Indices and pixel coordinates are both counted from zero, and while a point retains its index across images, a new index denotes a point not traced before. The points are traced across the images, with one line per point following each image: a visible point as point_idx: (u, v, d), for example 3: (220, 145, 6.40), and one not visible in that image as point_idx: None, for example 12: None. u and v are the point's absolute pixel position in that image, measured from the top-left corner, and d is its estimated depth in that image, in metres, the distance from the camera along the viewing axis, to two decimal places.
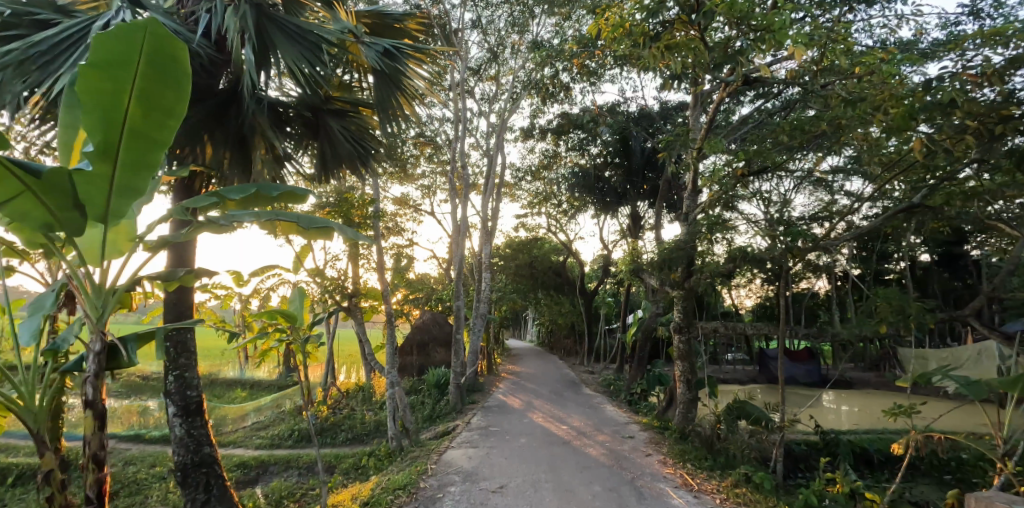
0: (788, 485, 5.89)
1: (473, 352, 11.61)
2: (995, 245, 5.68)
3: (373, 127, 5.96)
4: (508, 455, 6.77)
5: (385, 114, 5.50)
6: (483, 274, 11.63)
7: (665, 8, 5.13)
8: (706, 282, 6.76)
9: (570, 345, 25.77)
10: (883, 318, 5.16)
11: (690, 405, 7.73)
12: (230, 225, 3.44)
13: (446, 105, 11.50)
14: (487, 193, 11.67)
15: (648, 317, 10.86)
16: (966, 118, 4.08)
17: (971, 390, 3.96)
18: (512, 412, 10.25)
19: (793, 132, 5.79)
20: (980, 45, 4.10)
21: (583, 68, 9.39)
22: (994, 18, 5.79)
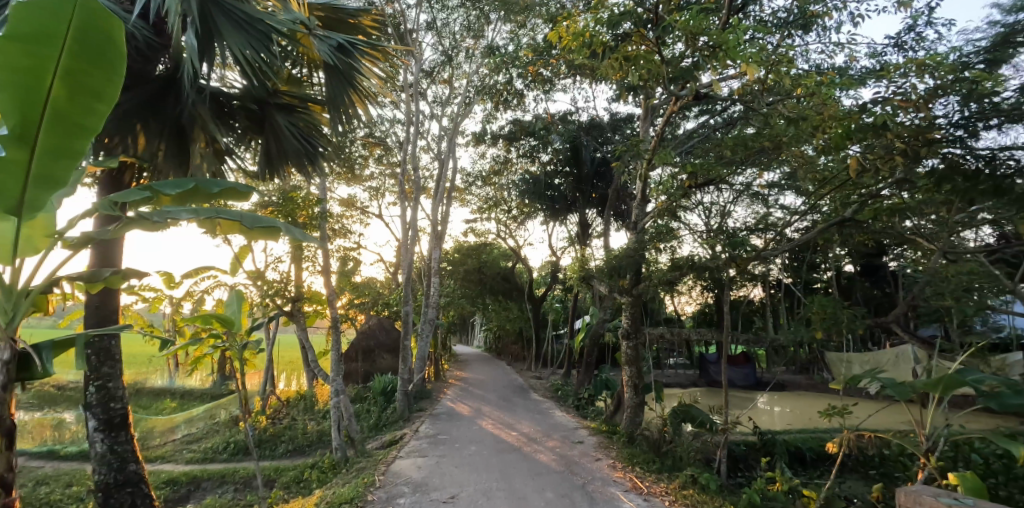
0: (731, 485, 6.12)
1: (421, 359, 11.36)
2: (912, 257, 6.14)
3: (324, 124, 5.70)
4: (458, 464, 6.64)
5: (335, 111, 5.32)
6: (432, 279, 11.43)
7: (622, 20, 5.22)
8: (654, 289, 6.93)
9: (518, 351, 25.85)
10: (818, 325, 5.45)
11: (637, 409, 7.89)
12: (163, 222, 3.16)
13: (397, 106, 11.25)
14: (438, 196, 11.50)
15: (595, 323, 10.98)
16: (896, 140, 4.40)
17: (900, 393, 4.15)
18: (461, 419, 10.10)
19: (736, 147, 6.03)
20: (908, 73, 4.44)
21: (538, 76, 9.45)
22: (916, 50, 6.30)
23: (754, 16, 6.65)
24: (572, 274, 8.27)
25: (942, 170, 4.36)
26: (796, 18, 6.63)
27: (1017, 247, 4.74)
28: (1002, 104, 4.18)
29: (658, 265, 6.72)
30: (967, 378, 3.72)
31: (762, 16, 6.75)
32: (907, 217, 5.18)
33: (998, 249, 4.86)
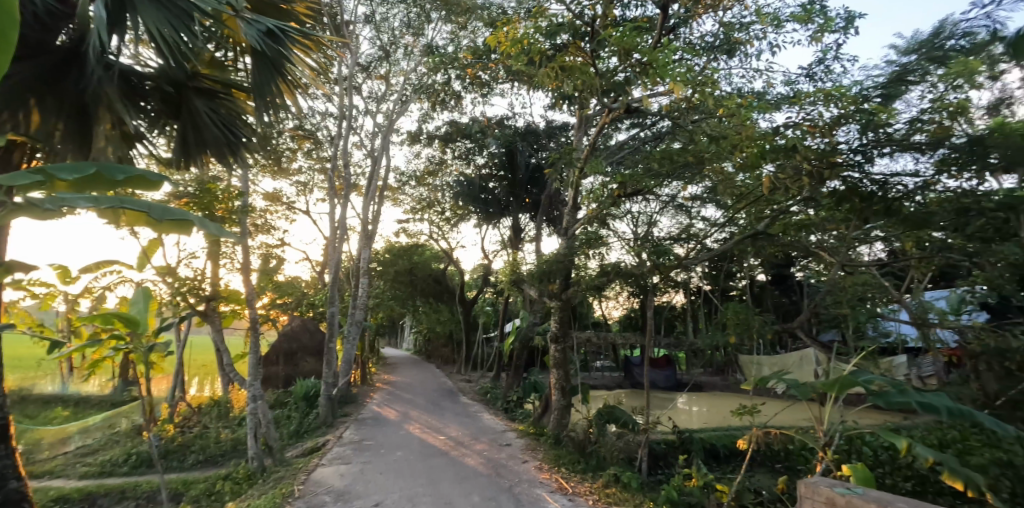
0: (651, 482, 6.41)
1: (347, 362, 10.96)
2: (816, 268, 6.73)
3: (249, 113, 5.34)
4: (383, 470, 6.47)
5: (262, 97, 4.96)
6: (361, 279, 11.06)
7: (560, 31, 5.35)
8: (583, 294, 7.13)
9: (447, 354, 25.62)
10: (732, 329, 5.83)
11: (564, 411, 8.08)
12: (55, 210, 2.86)
13: (330, 99, 10.82)
14: (369, 194, 11.17)
15: (525, 326, 11.11)
16: (805, 162, 4.80)
17: (801, 393, 4.55)
18: (387, 424, 9.83)
19: (664, 161, 6.28)
20: (817, 101, 4.88)
21: (476, 79, 9.46)
22: (824, 81, 6.95)
23: (683, 38, 7.05)
24: (503, 277, 8.31)
25: (842, 192, 4.87)
26: (721, 43, 7.10)
27: (902, 261, 5.33)
28: (893, 135, 4.73)
29: (587, 270, 6.94)
30: (859, 378, 4.13)
31: (691, 38, 7.17)
32: (810, 232, 5.67)
33: (886, 263, 5.45)
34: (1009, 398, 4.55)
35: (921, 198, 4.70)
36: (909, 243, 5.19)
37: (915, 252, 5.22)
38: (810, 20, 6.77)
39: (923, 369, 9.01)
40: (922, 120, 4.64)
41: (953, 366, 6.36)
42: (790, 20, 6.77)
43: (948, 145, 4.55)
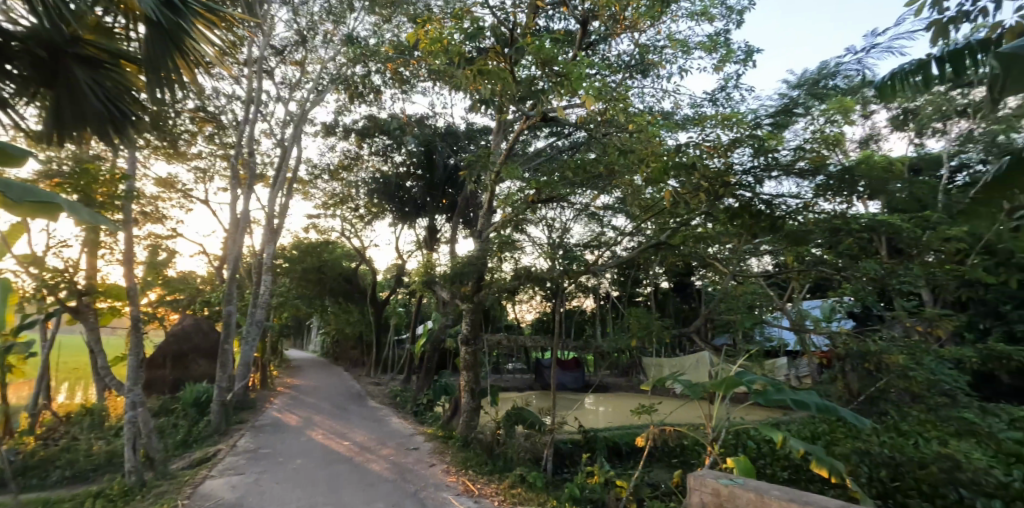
0: (555, 480, 6.60)
1: (244, 365, 10.20)
2: (712, 277, 7.26)
3: (139, 87, 4.76)
4: (280, 480, 6.08)
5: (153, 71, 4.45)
6: (263, 276, 10.34)
7: (482, 35, 5.39)
8: (494, 296, 7.19)
9: (356, 357, 24.72)
10: (634, 332, 6.21)
11: (473, 413, 8.09)
12: None
13: (237, 81, 10.06)
14: (276, 186, 10.50)
15: (438, 328, 10.98)
16: (701, 179, 5.23)
17: (694, 392, 4.89)
18: (287, 430, 9.28)
19: (577, 170, 6.72)
20: (715, 125, 5.31)
21: (397, 74, 9.25)
22: (725, 107, 7.59)
23: (601, 54, 7.38)
24: (416, 278, 8.19)
25: (735, 209, 5.34)
26: (635, 62, 7.52)
27: (785, 273, 5.89)
28: (779, 160, 5.24)
29: (500, 273, 7.01)
30: (743, 378, 4.53)
31: (608, 55, 7.52)
32: (706, 244, 6.13)
33: (772, 274, 6.00)
34: (869, 393, 5.27)
35: (802, 217, 5.19)
36: (790, 256, 5.73)
37: (796, 265, 5.77)
38: (714, 50, 7.37)
39: (797, 370, 10.07)
40: (805, 147, 5.15)
41: (823, 367, 7.14)
42: (697, 48, 7.33)
43: (824, 173, 5.09)
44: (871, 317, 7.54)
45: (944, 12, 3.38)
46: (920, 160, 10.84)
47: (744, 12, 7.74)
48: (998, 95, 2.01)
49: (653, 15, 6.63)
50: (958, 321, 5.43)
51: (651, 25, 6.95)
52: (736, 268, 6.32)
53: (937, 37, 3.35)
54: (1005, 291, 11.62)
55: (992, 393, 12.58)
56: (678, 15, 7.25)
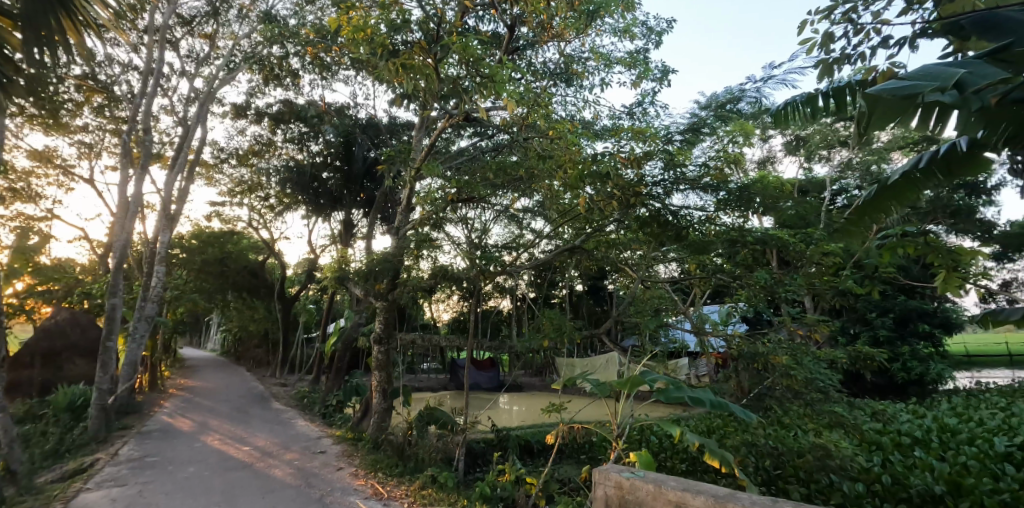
0: (466, 479, 6.59)
1: (130, 364, 9.22)
2: (623, 282, 7.57)
3: (17, 48, 3.37)
4: (168, 490, 5.55)
5: (54, 49, 3.32)
6: (157, 267, 9.40)
7: (408, 27, 5.25)
8: (410, 295, 7.04)
9: (262, 356, 23.23)
10: (546, 333, 6.36)
11: (385, 414, 7.88)
12: None
13: (132, 51, 9.08)
14: (175, 169, 9.60)
15: (350, 327, 10.56)
16: (614, 188, 5.42)
17: (601, 390, 5.08)
18: (178, 436, 8.50)
19: (498, 172, 6.86)
20: (630, 137, 5.55)
21: (318, 59, 8.81)
22: (640, 121, 7.99)
23: (527, 59, 7.49)
24: (328, 274, 7.83)
25: (646, 217, 5.62)
26: (560, 71, 7.71)
27: (688, 279, 6.26)
28: (687, 175, 5.58)
29: (417, 271, 6.88)
30: (646, 378, 4.78)
31: (534, 61, 7.65)
32: (618, 249, 6.39)
33: (677, 280, 6.37)
34: (757, 390, 5.55)
35: (704, 228, 5.62)
36: (693, 264, 6.09)
37: (698, 272, 6.18)
38: (633, 66, 7.73)
39: (696, 369, 10.81)
40: (710, 164, 5.52)
41: (718, 367, 7.69)
42: (618, 63, 7.66)
43: (726, 189, 5.50)
44: (761, 321, 8.37)
45: (829, 53, 3.82)
46: (806, 181, 12.07)
47: (662, 33, 8.20)
48: (864, 129, 2.24)
49: (579, 27, 6.83)
50: (831, 325, 6.09)
51: (576, 37, 7.17)
52: (644, 273, 6.65)
53: (823, 75, 3.82)
54: (870, 301, 13.23)
55: (856, 389, 14.29)
56: (602, 30, 7.53)
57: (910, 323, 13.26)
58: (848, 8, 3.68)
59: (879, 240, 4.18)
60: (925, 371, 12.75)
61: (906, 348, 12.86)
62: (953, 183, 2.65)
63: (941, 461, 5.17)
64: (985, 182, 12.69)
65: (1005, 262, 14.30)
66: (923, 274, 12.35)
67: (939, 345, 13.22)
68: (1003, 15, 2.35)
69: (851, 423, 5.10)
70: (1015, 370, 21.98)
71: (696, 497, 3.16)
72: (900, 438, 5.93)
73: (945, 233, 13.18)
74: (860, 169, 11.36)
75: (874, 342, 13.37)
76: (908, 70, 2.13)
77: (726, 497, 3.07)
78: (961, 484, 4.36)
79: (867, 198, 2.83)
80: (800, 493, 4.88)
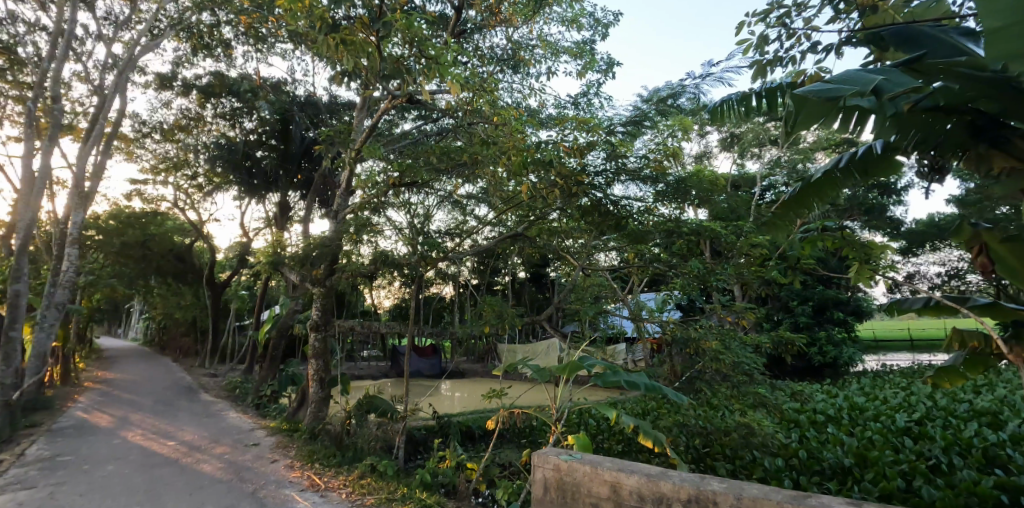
0: (407, 467, 6.53)
1: (36, 356, 8.40)
2: (564, 269, 7.68)
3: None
4: (83, 491, 5.16)
5: None
6: (69, 250, 8.58)
7: (350, 3, 5.01)
8: (348, 280, 6.85)
9: (190, 345, 21.91)
10: (488, 319, 6.31)
11: (322, 403, 7.65)
12: None
13: (39, 9, 8.21)
14: (90, 142, 8.79)
15: (285, 314, 10.10)
16: (557, 176, 5.44)
17: (540, 374, 5.10)
18: (93, 433, 7.89)
19: (442, 156, 6.69)
20: (574, 127, 5.58)
21: (252, 31, 8.31)
22: (585, 112, 8.09)
23: (475, 43, 7.37)
24: (261, 259, 7.43)
25: (587, 206, 5.69)
26: (507, 57, 7.66)
27: (627, 268, 6.43)
28: (627, 166, 5.72)
29: (356, 256, 6.65)
30: (585, 363, 4.85)
31: (481, 45, 7.56)
32: (559, 236, 6.49)
33: (617, 268, 6.53)
34: (689, 373, 5.82)
35: (644, 219, 5.83)
36: (632, 253, 6.24)
37: (636, 261, 6.37)
38: (579, 56, 7.79)
39: (634, 354, 11.17)
40: (649, 156, 5.69)
41: (653, 352, 7.98)
42: (565, 52, 7.69)
43: (664, 182, 5.66)
44: (693, 308, 8.77)
45: (764, 54, 4.00)
46: (740, 176, 12.72)
47: (609, 26, 8.31)
48: (792, 128, 2.35)
49: (526, 13, 6.81)
50: (757, 312, 6.46)
51: (524, 24, 7.15)
52: (585, 262, 6.75)
53: (757, 75, 4.00)
54: (793, 290, 14.21)
55: (778, 371, 15.31)
56: (550, 18, 7.54)
57: (827, 311, 14.33)
58: (782, 13, 3.86)
59: (801, 233, 4.40)
60: (838, 355, 13.87)
61: (822, 333, 13.93)
62: (869, 183, 2.81)
63: (850, 436, 5.67)
64: (895, 183, 13.81)
65: (909, 256, 15.70)
66: (839, 265, 13.35)
67: (851, 331, 14.36)
68: (919, 29, 2.55)
69: (772, 404, 5.45)
70: (913, 353, 24.34)
71: (630, 477, 3.29)
72: (815, 416, 6.45)
73: (859, 229, 14.32)
74: (788, 167, 12.11)
75: (795, 328, 14.38)
76: (832, 74, 2.27)
77: (658, 475, 3.23)
78: (866, 457, 4.78)
79: (792, 195, 2.98)
80: (725, 469, 5.23)
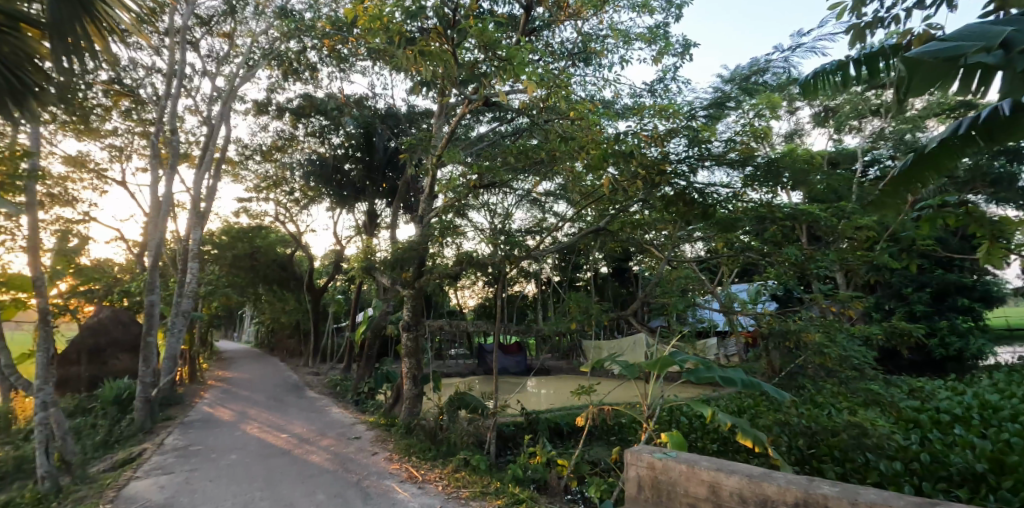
0: (497, 462, 6.68)
1: (170, 359, 9.51)
2: (648, 262, 7.49)
3: (46, 57, 3.52)
4: (212, 477, 5.77)
5: (82, 54, 3.36)
6: (190, 264, 9.60)
7: (424, 14, 5.19)
8: (436, 282, 7.09)
9: (294, 346, 23.80)
10: (573, 315, 6.29)
11: (416, 400, 8.01)
12: None
13: (155, 53, 9.26)
14: (203, 168, 9.79)
15: (378, 315, 10.61)
16: (638, 167, 5.31)
17: (629, 370, 5.03)
18: (219, 426, 8.82)
19: (519, 155, 6.75)
20: (653, 114, 5.41)
21: (334, 52, 8.84)
22: (662, 98, 7.82)
23: (544, 40, 7.38)
24: (354, 265, 7.90)
25: (671, 196, 5.33)
26: (578, 51, 7.60)
27: (715, 258, 6.13)
28: (711, 151, 5.45)
29: (441, 258, 6.90)
30: (675, 358, 4.67)
31: (551, 42, 7.55)
32: (642, 228, 6.32)
33: (704, 259, 6.24)
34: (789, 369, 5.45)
35: (732, 205, 5.44)
36: (720, 242, 5.93)
37: (725, 251, 6.05)
38: (653, 42, 7.55)
39: (726, 349, 10.66)
40: (735, 139, 5.38)
41: (748, 346, 7.54)
42: (637, 39, 7.48)
43: (753, 164, 5.33)
44: (791, 299, 8.21)
45: (861, 17, 3.65)
46: (837, 153, 11.70)
47: (683, 7, 7.97)
48: (902, 96, 2.13)
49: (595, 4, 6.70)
50: (866, 301, 5.91)
51: (593, 15, 7.04)
52: (669, 254, 6.55)
53: (854, 41, 3.66)
54: (907, 276, 12.84)
55: (892, 366, 13.93)
56: (620, 6, 7.37)
57: (948, 297, 12.85)
58: None
59: (915, 212, 3.96)
60: (965, 346, 12.34)
61: (944, 323, 12.47)
62: (996, 150, 2.46)
63: (984, 438, 5.03)
64: None
65: None
66: (962, 246, 11.89)
67: (979, 319, 12.75)
68: None
69: (887, 402, 4.98)
70: None
71: (730, 477, 3.14)
72: (940, 415, 5.79)
73: (985, 203, 12.68)
74: (894, 138, 10.96)
75: (911, 317, 13.00)
76: (949, 31, 2.01)
77: (761, 476, 3.06)
78: (1006, 461, 4.21)
79: (901, 170, 2.68)
80: (834, 472, 4.82)
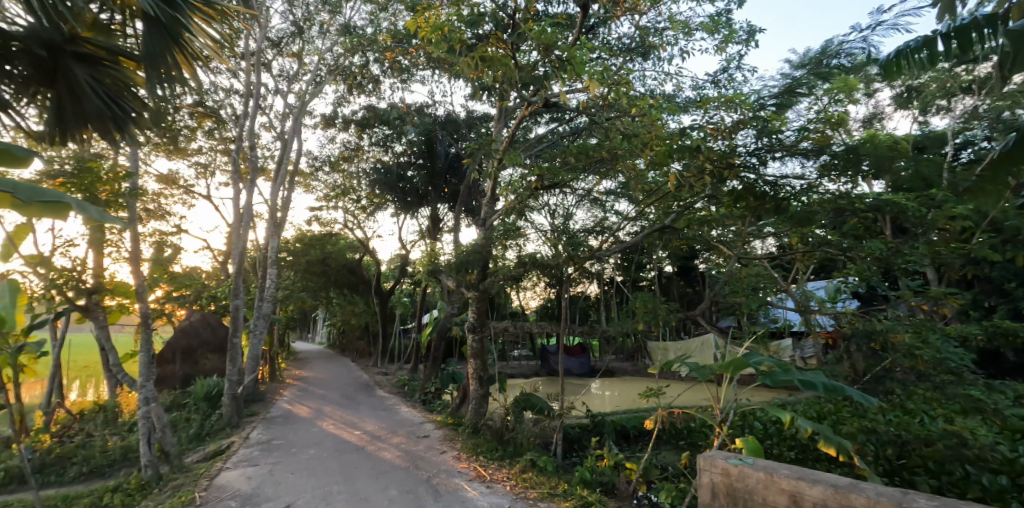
0: (564, 463, 6.67)
1: (253, 359, 10.22)
2: (717, 260, 7.22)
3: (141, 86, 4.20)
4: (293, 470, 6.16)
5: (173, 83, 3.83)
6: (268, 270, 10.26)
7: (482, 21, 5.29)
8: (500, 283, 7.19)
9: (364, 347, 24.85)
10: (640, 316, 6.17)
11: (482, 400, 8.14)
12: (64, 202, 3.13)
13: (234, 75, 9.99)
14: (278, 180, 10.45)
15: (444, 317, 10.88)
16: (705, 162, 5.14)
17: (699, 372, 4.88)
18: (298, 422, 9.38)
19: (579, 155, 6.73)
20: (719, 106, 5.22)
21: (396, 63, 9.18)
22: (727, 89, 7.53)
23: (601, 37, 7.31)
24: (420, 268, 8.15)
25: (739, 190, 5.24)
26: (636, 46, 7.48)
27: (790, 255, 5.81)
28: (783, 141, 5.19)
29: (504, 261, 7.00)
30: (750, 360, 4.48)
31: (608, 38, 7.47)
32: (710, 225, 6.11)
33: (777, 256, 5.94)
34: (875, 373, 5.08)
35: (807, 198, 5.16)
36: (795, 238, 5.62)
37: (801, 247, 5.73)
38: (716, 31, 7.28)
39: (803, 350, 10.08)
40: (809, 127, 5.09)
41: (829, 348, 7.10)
42: (699, 29, 7.25)
43: (829, 153, 5.03)
44: (876, 297, 7.65)
45: None
46: (925, 137, 10.78)
47: None
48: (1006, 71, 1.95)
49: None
50: (965, 299, 5.42)
51: (651, 8, 6.89)
52: (740, 251, 6.30)
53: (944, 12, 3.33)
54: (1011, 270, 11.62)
55: (995, 370, 12.64)
56: None
57: None
58: None
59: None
60: None
61: None
62: None
63: None
64: None
65: None
66: None
67: None
68: None
69: (992, 410, 4.54)
70: None
71: (813, 487, 2.97)
72: None
73: None
74: (989, 116, 9.91)
75: (1017, 315, 11.74)
76: None
77: (848, 487, 2.88)
78: None
79: (1004, 147, 2.35)
80: (929, 484, 4.46)
